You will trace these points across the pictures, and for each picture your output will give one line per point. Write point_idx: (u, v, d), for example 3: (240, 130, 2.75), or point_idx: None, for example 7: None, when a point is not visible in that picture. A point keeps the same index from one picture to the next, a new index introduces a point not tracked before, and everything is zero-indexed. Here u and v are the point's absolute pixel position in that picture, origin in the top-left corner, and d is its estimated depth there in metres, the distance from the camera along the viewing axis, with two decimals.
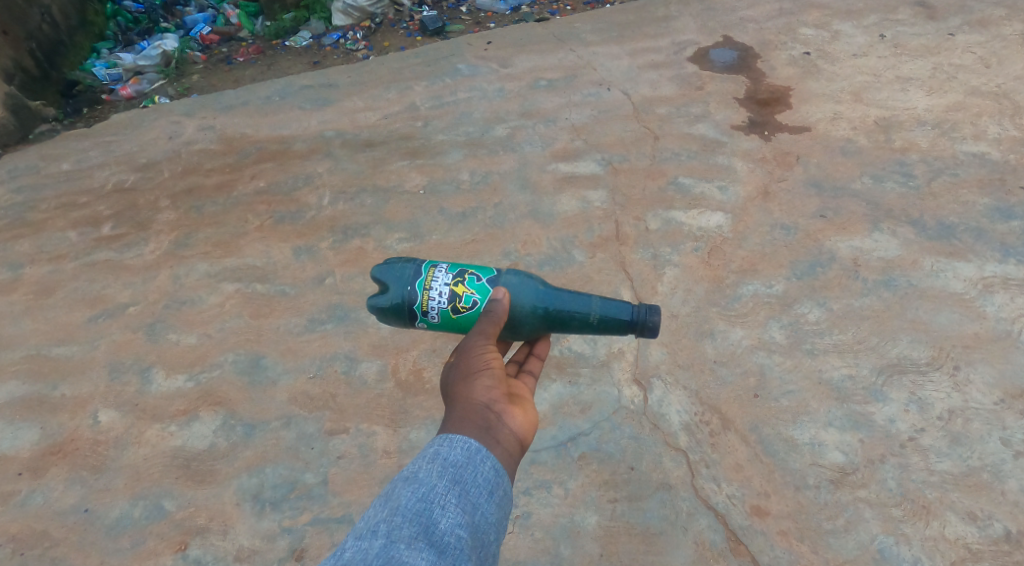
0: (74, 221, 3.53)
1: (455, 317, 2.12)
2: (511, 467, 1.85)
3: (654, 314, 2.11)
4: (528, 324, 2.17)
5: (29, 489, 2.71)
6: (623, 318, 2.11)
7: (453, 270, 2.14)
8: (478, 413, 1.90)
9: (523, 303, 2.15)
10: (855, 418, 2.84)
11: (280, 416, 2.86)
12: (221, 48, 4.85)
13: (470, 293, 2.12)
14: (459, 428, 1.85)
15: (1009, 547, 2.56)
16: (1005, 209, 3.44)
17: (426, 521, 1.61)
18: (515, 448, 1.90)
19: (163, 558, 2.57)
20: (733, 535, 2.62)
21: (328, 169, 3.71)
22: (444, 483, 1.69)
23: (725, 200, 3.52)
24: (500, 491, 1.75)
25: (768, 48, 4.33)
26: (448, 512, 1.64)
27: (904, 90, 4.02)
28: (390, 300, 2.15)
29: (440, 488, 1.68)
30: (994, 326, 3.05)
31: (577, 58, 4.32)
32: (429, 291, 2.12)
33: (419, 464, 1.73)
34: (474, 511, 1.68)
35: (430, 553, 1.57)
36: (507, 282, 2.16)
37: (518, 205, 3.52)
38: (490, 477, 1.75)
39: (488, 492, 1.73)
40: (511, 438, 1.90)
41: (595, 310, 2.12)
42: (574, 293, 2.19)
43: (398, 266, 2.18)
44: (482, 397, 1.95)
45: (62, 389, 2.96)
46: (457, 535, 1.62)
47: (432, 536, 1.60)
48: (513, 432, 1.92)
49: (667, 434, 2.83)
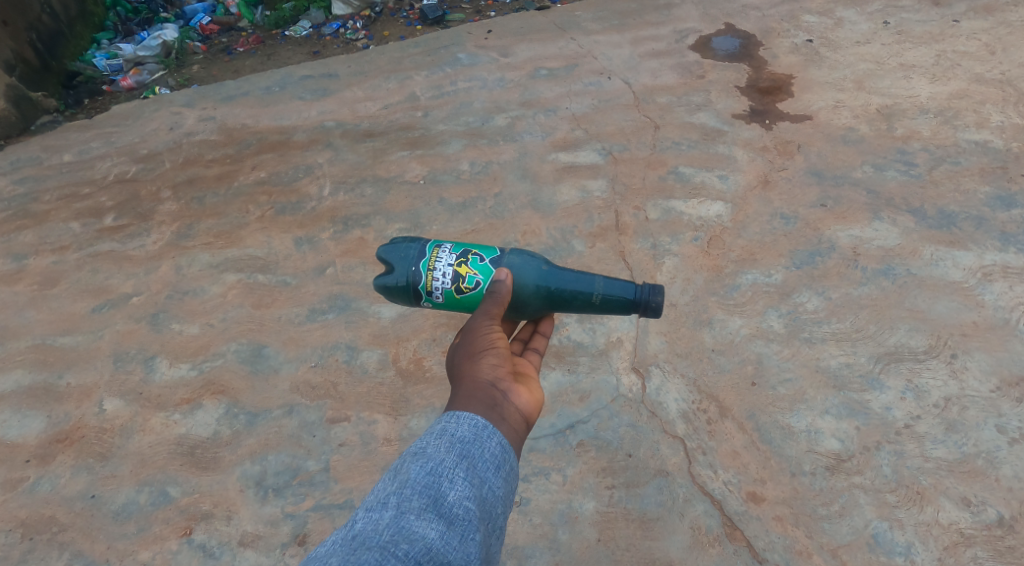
0: (77, 212, 3.56)
1: (459, 298, 2.15)
2: (517, 444, 1.89)
3: (657, 294, 2.13)
4: (530, 303, 2.19)
5: (36, 477, 2.77)
6: (626, 297, 2.14)
7: (457, 251, 2.16)
8: (484, 390, 1.93)
9: (526, 283, 2.17)
10: (852, 406, 2.87)
11: (282, 404, 2.90)
12: (221, 38, 4.87)
13: (474, 274, 2.14)
14: (466, 405, 1.88)
15: (1002, 532, 2.60)
16: (1006, 197, 3.43)
17: (436, 493, 1.65)
18: (519, 425, 1.93)
19: (169, 543, 2.62)
20: (729, 521, 2.66)
21: (329, 160, 3.72)
22: (452, 457, 1.73)
23: (725, 189, 3.52)
24: (506, 466, 1.79)
25: (771, 36, 4.31)
26: (456, 485, 1.68)
27: (907, 77, 3.99)
28: (395, 280, 2.16)
29: (448, 462, 1.71)
30: (992, 314, 3.06)
31: (578, 47, 4.30)
32: (433, 271, 2.14)
33: (427, 439, 1.77)
34: (482, 485, 1.72)
35: (439, 525, 1.61)
36: (510, 263, 2.18)
37: (518, 194, 3.53)
38: (497, 452, 1.79)
39: (495, 467, 1.77)
40: (516, 415, 1.93)
41: (598, 290, 2.15)
42: (577, 272, 2.21)
43: (403, 246, 2.20)
44: (487, 375, 1.97)
45: (67, 378, 3.00)
46: (465, 507, 1.66)
47: (441, 507, 1.64)
48: (519, 409, 1.94)
49: (665, 422, 2.87)
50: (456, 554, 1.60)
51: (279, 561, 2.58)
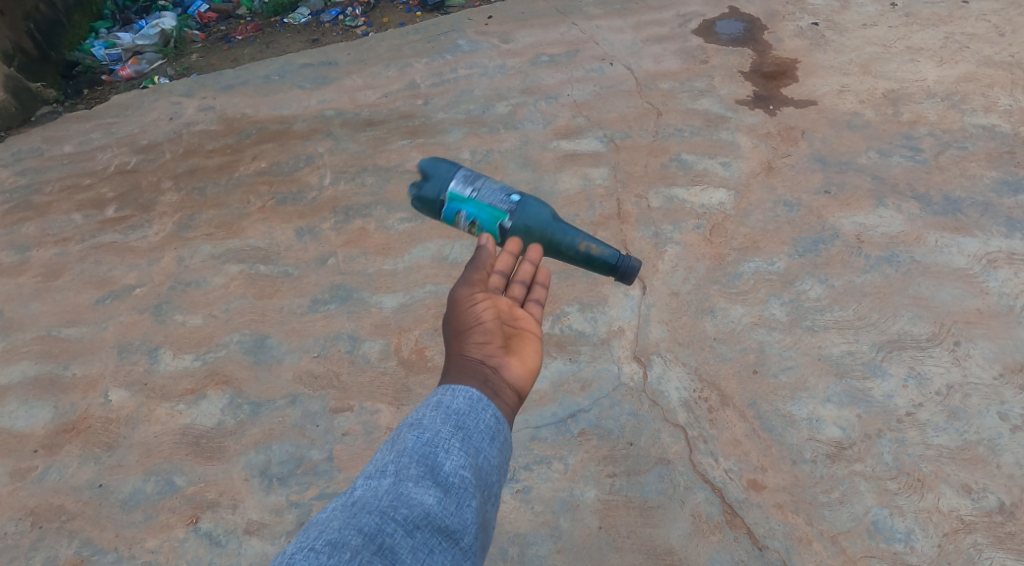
0: (79, 203, 3.57)
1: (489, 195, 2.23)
2: (511, 417, 1.89)
3: (635, 264, 2.25)
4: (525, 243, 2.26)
5: (44, 466, 2.80)
6: (607, 260, 2.24)
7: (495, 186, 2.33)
8: (475, 367, 1.93)
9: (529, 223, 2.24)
10: (854, 393, 2.87)
11: (286, 394, 2.93)
12: (220, 26, 4.84)
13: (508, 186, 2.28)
14: (456, 382, 1.88)
15: (1002, 519, 2.60)
16: (1013, 182, 3.40)
17: (432, 462, 1.65)
18: (512, 399, 1.93)
19: (176, 531, 2.66)
20: (729, 508, 2.67)
21: (329, 149, 3.71)
22: (447, 428, 1.73)
23: (727, 176, 3.50)
24: (500, 437, 1.79)
25: (776, 19, 4.25)
26: (451, 455, 1.68)
27: (915, 61, 3.94)
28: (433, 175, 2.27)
29: (444, 433, 1.72)
30: (996, 302, 3.05)
31: (579, 33, 4.26)
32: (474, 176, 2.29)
33: (423, 411, 1.77)
34: (477, 454, 1.72)
35: (437, 491, 1.62)
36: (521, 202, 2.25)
37: (519, 183, 3.52)
38: (490, 424, 1.79)
39: (490, 438, 1.77)
40: (508, 390, 1.93)
41: (588, 246, 2.26)
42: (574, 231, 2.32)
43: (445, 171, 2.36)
44: (478, 350, 1.97)
45: (73, 369, 3.03)
46: (462, 475, 1.66)
47: (438, 476, 1.64)
48: (511, 383, 1.94)
49: (667, 411, 2.88)
50: (454, 519, 1.61)
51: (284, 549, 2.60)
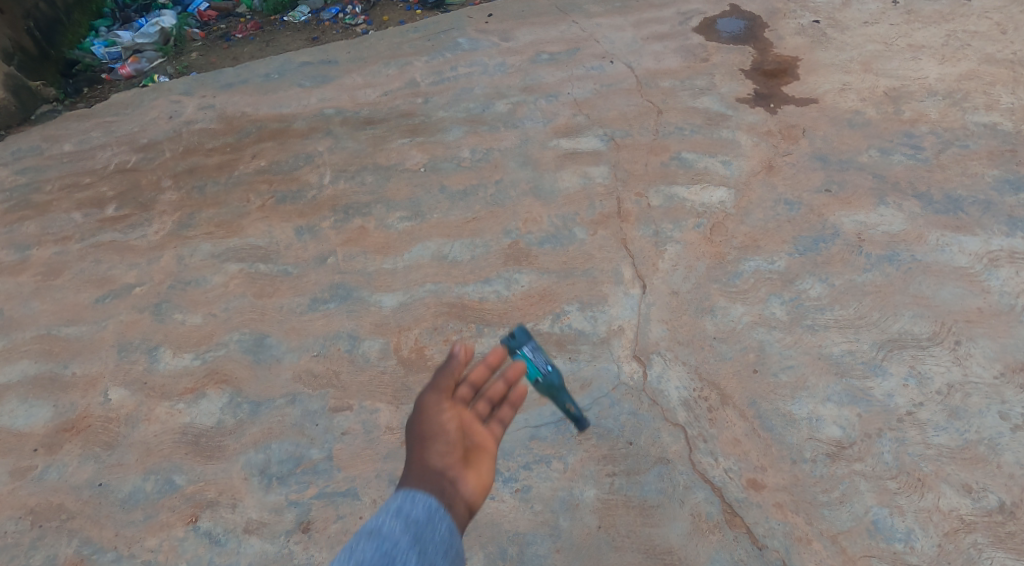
0: (79, 202, 3.57)
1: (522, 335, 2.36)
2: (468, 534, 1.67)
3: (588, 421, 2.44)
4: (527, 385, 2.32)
5: (44, 465, 2.80)
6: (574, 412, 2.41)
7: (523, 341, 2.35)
8: (430, 477, 1.73)
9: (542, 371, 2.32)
10: (854, 393, 2.87)
11: (285, 393, 2.93)
12: (220, 24, 4.84)
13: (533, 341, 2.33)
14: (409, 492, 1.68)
15: (1003, 518, 2.59)
16: (1015, 180, 3.39)
17: None
18: (468, 515, 1.71)
19: (175, 530, 2.65)
20: (729, 508, 2.66)
21: (329, 148, 3.71)
22: (406, 538, 1.53)
23: (727, 174, 3.49)
24: (456, 552, 1.58)
25: (777, 17, 4.24)
26: None
27: (916, 58, 3.93)
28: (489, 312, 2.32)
29: (402, 544, 1.52)
30: (997, 300, 3.04)
31: (579, 31, 4.25)
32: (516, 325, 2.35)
33: (382, 518, 1.58)
34: None
35: None
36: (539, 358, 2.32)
37: (519, 181, 3.52)
38: (445, 536, 1.59)
39: (445, 552, 1.55)
40: (463, 505, 1.71)
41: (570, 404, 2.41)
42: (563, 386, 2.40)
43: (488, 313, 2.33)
44: (437, 462, 1.78)
45: (73, 368, 3.03)
46: None
47: None
48: (467, 498, 1.72)
49: (667, 410, 2.87)
50: None
51: (283, 548, 2.60)
